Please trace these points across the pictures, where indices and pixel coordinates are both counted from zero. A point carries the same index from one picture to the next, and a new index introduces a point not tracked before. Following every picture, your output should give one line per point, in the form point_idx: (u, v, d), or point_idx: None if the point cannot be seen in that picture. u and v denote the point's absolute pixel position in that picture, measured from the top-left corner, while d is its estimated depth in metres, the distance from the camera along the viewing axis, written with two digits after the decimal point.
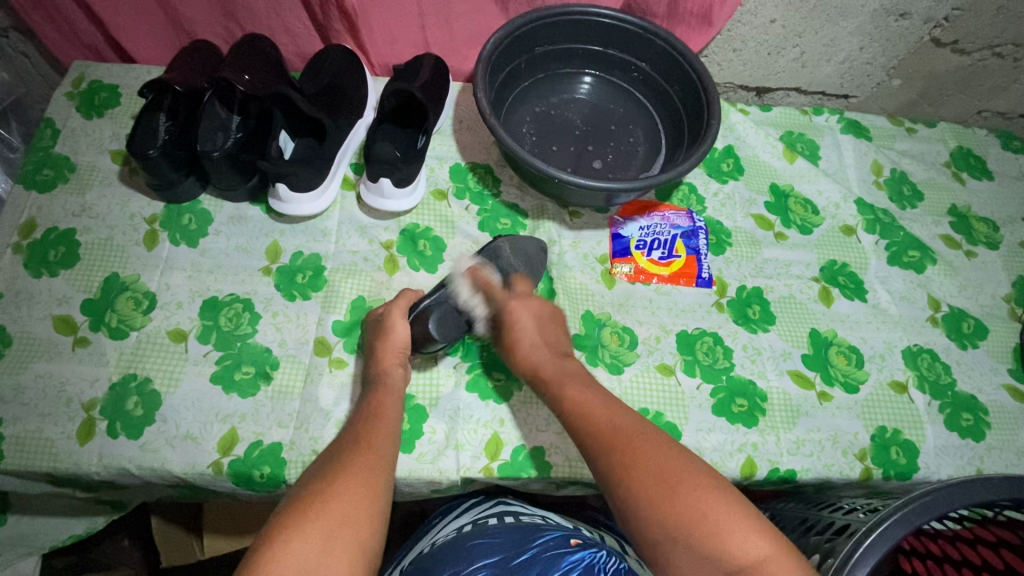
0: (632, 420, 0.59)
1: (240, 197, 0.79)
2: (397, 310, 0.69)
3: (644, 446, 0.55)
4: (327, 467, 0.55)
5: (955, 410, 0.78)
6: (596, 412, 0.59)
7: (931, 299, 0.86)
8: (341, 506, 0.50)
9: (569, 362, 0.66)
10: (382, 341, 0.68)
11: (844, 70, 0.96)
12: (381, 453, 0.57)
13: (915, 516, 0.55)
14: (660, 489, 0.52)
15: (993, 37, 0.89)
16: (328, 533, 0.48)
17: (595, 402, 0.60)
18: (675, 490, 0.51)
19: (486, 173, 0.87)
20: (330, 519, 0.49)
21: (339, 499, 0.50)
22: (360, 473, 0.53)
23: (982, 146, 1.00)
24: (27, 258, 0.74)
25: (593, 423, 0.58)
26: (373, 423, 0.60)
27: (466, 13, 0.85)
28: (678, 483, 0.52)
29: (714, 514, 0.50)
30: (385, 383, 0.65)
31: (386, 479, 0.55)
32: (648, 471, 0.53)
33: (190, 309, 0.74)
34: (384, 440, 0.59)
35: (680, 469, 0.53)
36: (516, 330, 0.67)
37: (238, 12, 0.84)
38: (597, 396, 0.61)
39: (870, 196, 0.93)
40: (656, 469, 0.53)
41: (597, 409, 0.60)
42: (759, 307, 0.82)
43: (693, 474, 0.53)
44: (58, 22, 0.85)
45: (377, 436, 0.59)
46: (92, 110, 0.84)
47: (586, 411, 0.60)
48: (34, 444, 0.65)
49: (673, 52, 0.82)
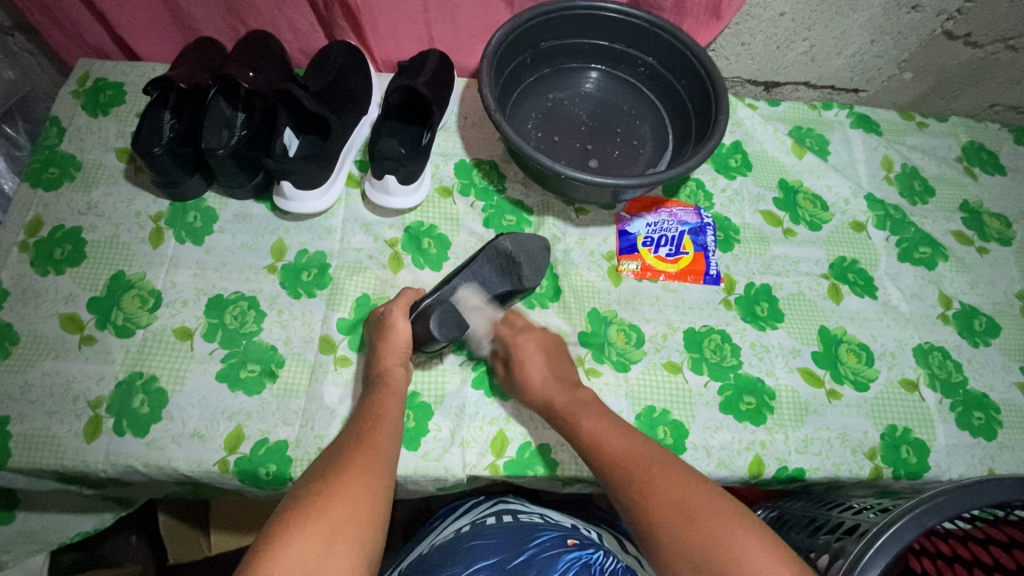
0: (651, 448, 0.60)
1: (245, 194, 0.79)
2: (398, 309, 0.69)
3: (662, 476, 0.56)
4: (328, 466, 0.55)
5: (967, 409, 0.77)
6: (611, 444, 0.61)
7: (942, 296, 0.85)
8: (343, 505, 0.50)
9: (581, 390, 0.68)
10: (383, 339, 0.67)
11: (855, 64, 0.95)
12: (382, 453, 0.57)
13: (925, 518, 0.54)
14: (677, 515, 0.52)
15: (1006, 30, 0.88)
16: (329, 534, 0.47)
17: (611, 431, 0.62)
18: (694, 518, 0.51)
19: (492, 169, 0.86)
20: (332, 517, 0.49)
21: (341, 500, 0.50)
22: (361, 472, 0.53)
23: (995, 141, 0.98)
24: (34, 257, 0.74)
25: (610, 455, 0.60)
26: (376, 419, 0.60)
27: (471, 8, 0.84)
28: (697, 511, 0.52)
29: (733, 538, 0.49)
30: (387, 383, 0.65)
31: (386, 480, 0.54)
32: (666, 502, 0.54)
33: (195, 307, 0.74)
34: (386, 440, 0.58)
35: (698, 494, 0.53)
36: (527, 360, 0.70)
37: (242, 9, 0.83)
38: (615, 425, 0.63)
39: (880, 192, 0.91)
40: (677, 497, 0.53)
41: (614, 439, 0.61)
42: (768, 304, 0.81)
43: (711, 502, 0.53)
44: (62, 20, 0.85)
45: (378, 436, 0.58)
46: (97, 108, 0.84)
47: (602, 440, 0.61)
48: (41, 441, 0.65)
49: (681, 46, 0.81)
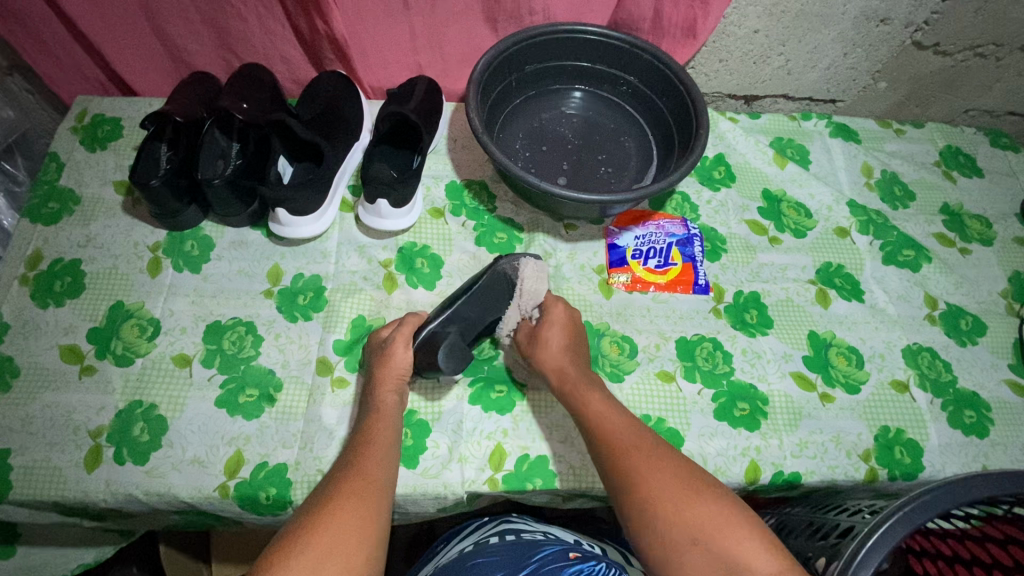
0: (650, 436, 0.62)
1: (241, 222, 0.81)
2: (401, 338, 0.69)
3: (661, 466, 0.58)
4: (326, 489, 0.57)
5: (958, 408, 0.78)
6: (615, 426, 0.62)
7: (927, 297, 0.86)
8: (340, 529, 0.52)
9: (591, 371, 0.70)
10: (382, 366, 0.68)
11: (830, 76, 0.97)
12: (376, 478, 0.58)
13: (915, 515, 0.55)
14: (675, 503, 0.55)
15: (974, 38, 0.90)
16: (328, 552, 0.50)
17: (613, 414, 0.64)
18: (693, 509, 0.54)
19: (482, 189, 0.88)
20: (328, 540, 0.51)
21: (337, 521, 0.52)
22: (358, 495, 0.55)
23: (971, 145, 1.01)
24: (34, 290, 0.76)
25: (613, 439, 0.61)
26: (368, 434, 0.63)
27: (458, 36, 0.87)
28: (696, 502, 0.54)
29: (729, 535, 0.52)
30: (380, 407, 0.66)
31: (381, 501, 0.56)
32: (661, 485, 0.56)
33: (193, 334, 0.75)
34: (381, 462, 0.60)
35: (695, 484, 0.56)
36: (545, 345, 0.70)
37: (236, 43, 0.86)
38: (618, 411, 0.64)
39: (861, 198, 0.94)
40: (677, 489, 0.56)
41: (618, 425, 0.62)
42: (757, 311, 0.83)
43: (707, 493, 0.56)
44: (60, 57, 0.87)
45: (372, 461, 0.60)
46: (95, 143, 0.86)
47: (606, 426, 0.62)
48: (42, 473, 0.66)
49: (662, 66, 0.84)
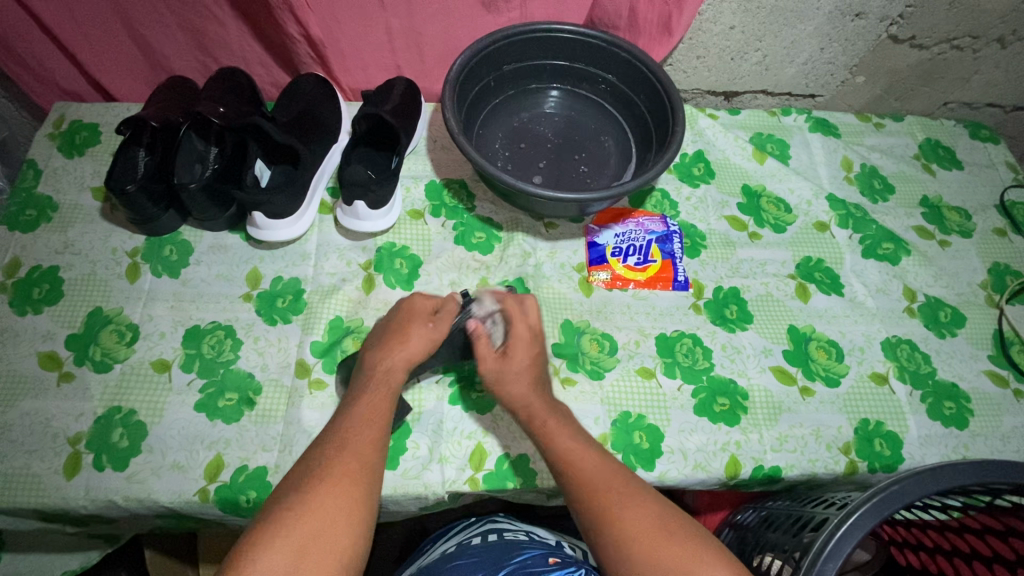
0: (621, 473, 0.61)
1: (219, 226, 0.81)
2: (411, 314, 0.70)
3: (632, 507, 0.57)
4: (313, 467, 0.56)
5: (937, 399, 0.79)
6: (585, 466, 0.61)
7: (907, 289, 0.87)
8: (319, 517, 0.52)
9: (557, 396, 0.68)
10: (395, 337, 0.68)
11: (808, 71, 0.98)
12: (366, 459, 0.58)
13: (883, 507, 0.55)
14: (648, 545, 0.54)
15: (949, 31, 0.91)
16: (299, 547, 0.50)
17: (582, 451, 0.62)
18: (667, 550, 0.54)
19: (461, 188, 0.89)
20: (303, 532, 0.51)
21: (313, 511, 0.52)
22: (344, 479, 0.55)
23: (951, 137, 1.02)
24: (12, 298, 0.76)
25: (582, 479, 0.60)
26: (356, 431, 0.60)
27: (435, 36, 0.87)
28: (670, 543, 0.54)
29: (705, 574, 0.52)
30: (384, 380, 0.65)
31: (368, 485, 0.56)
32: (634, 527, 0.55)
33: (173, 339, 0.75)
34: (371, 444, 0.59)
35: (668, 523, 0.56)
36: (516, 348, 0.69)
37: (213, 47, 0.86)
38: (587, 448, 0.63)
39: (841, 192, 0.94)
40: (650, 531, 0.55)
41: (587, 463, 0.61)
42: (736, 306, 0.83)
43: (680, 533, 0.55)
44: (35, 63, 0.87)
45: (362, 440, 0.59)
46: (73, 149, 0.86)
47: (575, 463, 0.61)
48: (21, 481, 0.66)
49: (638, 64, 0.84)
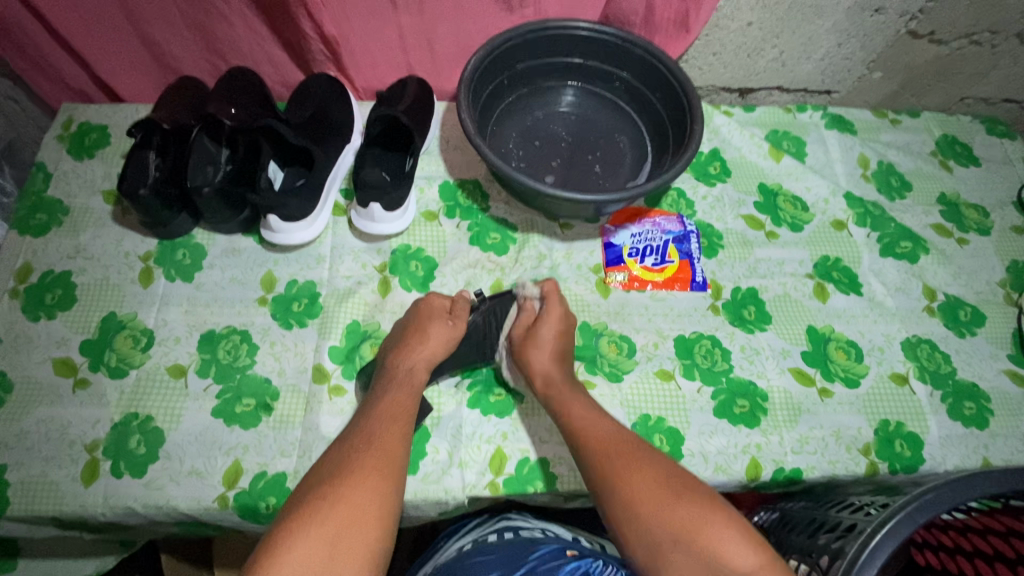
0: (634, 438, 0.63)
1: (232, 229, 0.80)
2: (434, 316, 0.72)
3: (643, 463, 0.59)
4: (340, 463, 0.56)
5: (958, 399, 0.78)
6: (598, 428, 0.63)
7: (926, 288, 0.86)
8: (351, 509, 0.52)
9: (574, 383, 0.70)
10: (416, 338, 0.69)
11: (825, 67, 0.96)
12: (392, 456, 0.58)
13: (918, 514, 0.55)
14: (656, 496, 0.56)
15: (969, 26, 0.90)
16: (333, 536, 0.49)
17: (595, 418, 0.65)
18: (674, 501, 0.55)
19: (475, 188, 0.88)
20: (335, 522, 0.50)
21: (345, 502, 0.52)
22: (372, 474, 0.55)
23: (968, 133, 1.01)
24: (24, 303, 0.75)
25: (594, 438, 0.62)
26: (381, 426, 0.61)
27: (448, 34, 0.86)
28: (678, 495, 0.55)
29: (710, 522, 0.52)
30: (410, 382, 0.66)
31: (395, 481, 0.56)
32: (643, 480, 0.57)
33: (188, 344, 0.74)
34: (399, 441, 0.60)
35: (679, 481, 0.57)
36: (527, 348, 0.70)
37: (222, 46, 0.85)
38: (600, 417, 0.65)
39: (858, 190, 0.93)
40: (659, 483, 0.57)
41: (600, 427, 0.63)
42: (755, 307, 0.82)
43: (691, 488, 0.56)
44: (43, 63, 0.86)
45: (389, 438, 0.59)
46: (82, 151, 0.85)
47: (586, 425, 0.64)
48: (39, 489, 0.65)
49: (655, 61, 0.82)
